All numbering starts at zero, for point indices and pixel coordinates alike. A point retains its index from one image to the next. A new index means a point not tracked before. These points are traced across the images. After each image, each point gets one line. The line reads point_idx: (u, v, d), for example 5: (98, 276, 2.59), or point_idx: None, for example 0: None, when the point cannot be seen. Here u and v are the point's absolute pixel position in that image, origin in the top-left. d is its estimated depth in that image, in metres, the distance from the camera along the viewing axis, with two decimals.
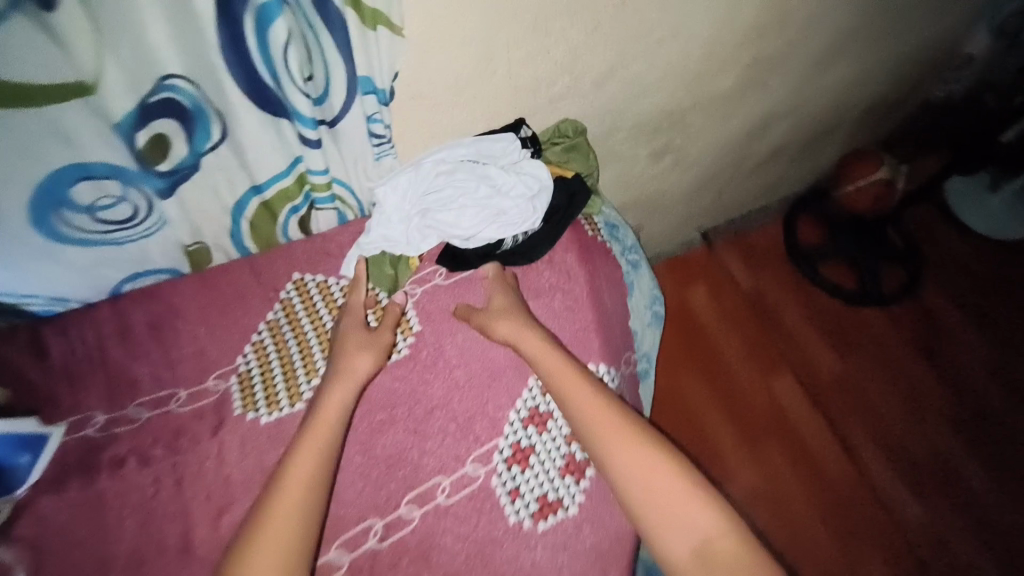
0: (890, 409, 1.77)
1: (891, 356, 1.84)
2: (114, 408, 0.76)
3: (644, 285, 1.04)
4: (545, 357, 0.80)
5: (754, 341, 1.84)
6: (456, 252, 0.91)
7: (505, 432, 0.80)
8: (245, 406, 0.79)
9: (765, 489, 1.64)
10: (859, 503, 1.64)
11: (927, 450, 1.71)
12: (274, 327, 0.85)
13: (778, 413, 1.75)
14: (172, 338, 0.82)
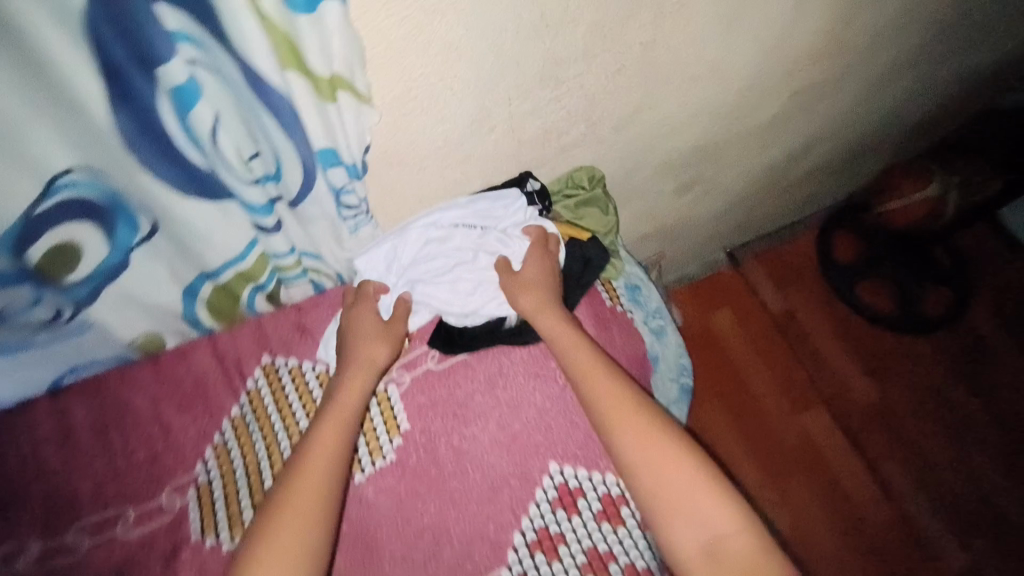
0: (948, 458, 1.52)
1: (937, 388, 1.60)
2: (50, 535, 0.66)
3: (670, 354, 0.90)
4: (571, 346, 0.72)
5: (784, 368, 1.62)
6: (450, 332, 0.78)
7: (509, 561, 0.68)
8: (205, 530, 0.67)
9: (803, 546, 1.40)
10: (913, 570, 1.39)
11: (979, 498, 1.47)
12: (239, 426, 0.73)
13: (817, 456, 1.51)
14: (120, 442, 0.71)
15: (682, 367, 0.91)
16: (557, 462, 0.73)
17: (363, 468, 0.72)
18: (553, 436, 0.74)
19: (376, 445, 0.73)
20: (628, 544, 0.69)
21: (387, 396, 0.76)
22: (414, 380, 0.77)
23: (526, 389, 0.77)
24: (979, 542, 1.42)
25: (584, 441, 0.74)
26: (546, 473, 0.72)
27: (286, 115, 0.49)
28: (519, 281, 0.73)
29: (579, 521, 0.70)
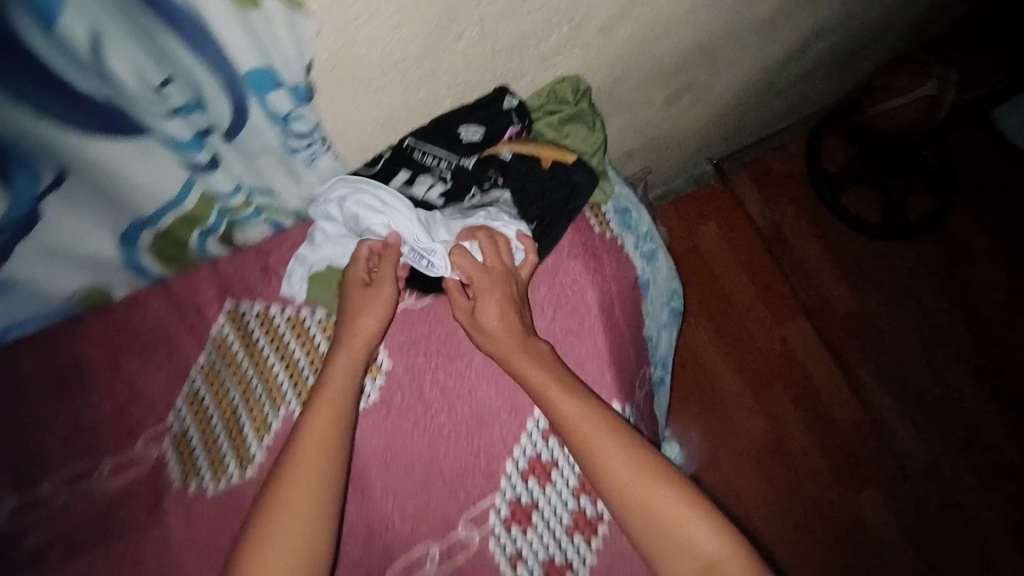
0: (920, 359, 1.57)
1: (914, 291, 1.62)
2: (27, 489, 0.64)
3: (661, 278, 0.86)
4: (535, 376, 0.63)
5: (766, 281, 1.59)
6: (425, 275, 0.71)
7: (502, 487, 0.68)
8: (186, 477, 0.66)
9: (772, 451, 1.47)
10: (873, 461, 1.48)
11: (941, 391, 1.55)
12: (209, 373, 0.69)
13: (796, 366, 1.54)
14: (83, 395, 0.67)
15: (672, 292, 0.89)
16: None
17: None
18: None
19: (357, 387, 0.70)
20: None
21: None
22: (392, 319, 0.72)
23: None
24: (935, 430, 1.52)
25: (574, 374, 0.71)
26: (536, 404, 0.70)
27: (191, 22, 0.43)
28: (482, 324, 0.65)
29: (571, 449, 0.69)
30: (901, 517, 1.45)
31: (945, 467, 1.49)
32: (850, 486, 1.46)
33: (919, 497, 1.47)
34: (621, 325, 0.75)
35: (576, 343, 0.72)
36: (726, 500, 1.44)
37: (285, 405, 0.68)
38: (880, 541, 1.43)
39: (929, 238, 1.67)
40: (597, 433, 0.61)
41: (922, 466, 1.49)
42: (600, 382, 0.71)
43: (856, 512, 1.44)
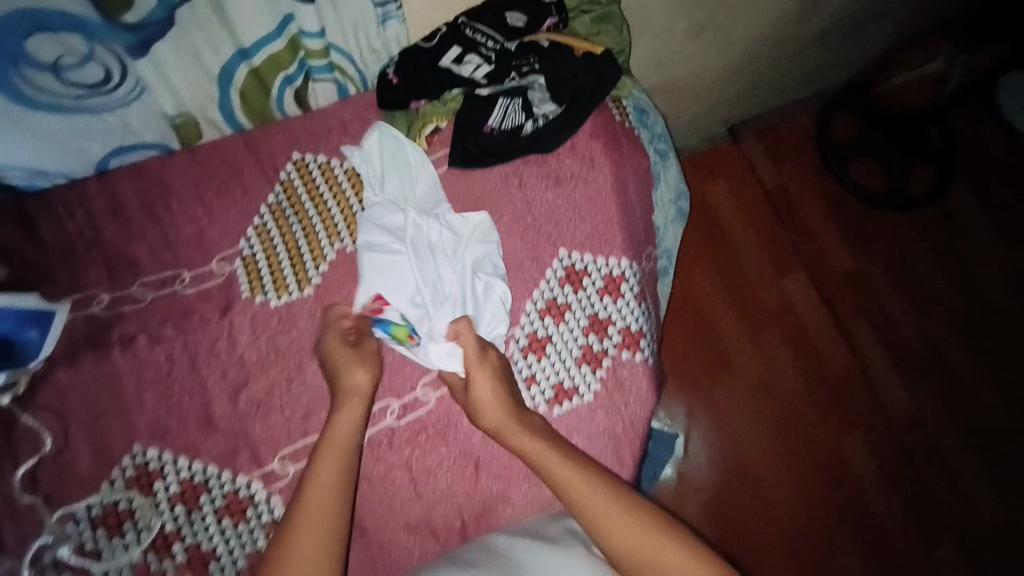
0: (910, 320, 1.65)
1: (908, 255, 1.70)
2: (117, 287, 0.74)
3: (671, 177, 0.96)
4: (521, 438, 0.68)
5: (770, 238, 1.68)
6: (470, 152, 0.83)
7: (521, 322, 0.79)
8: (253, 290, 0.76)
9: (765, 391, 1.56)
10: (860, 408, 1.57)
11: (925, 347, 1.63)
12: (275, 210, 0.79)
13: (793, 318, 1.62)
14: (169, 217, 0.77)
15: (680, 192, 0.98)
16: (565, 249, 0.82)
17: None
18: (562, 228, 0.83)
19: None
20: (624, 311, 0.80)
21: None
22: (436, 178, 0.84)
23: (539, 189, 0.84)
24: (919, 383, 1.60)
25: (589, 235, 0.83)
26: (556, 257, 0.81)
27: None
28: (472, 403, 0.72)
29: (583, 295, 0.80)
30: (884, 463, 1.52)
31: (926, 417, 1.57)
32: (837, 430, 1.55)
33: (901, 444, 1.54)
34: (633, 201, 0.85)
35: (592, 209, 0.84)
36: (720, 432, 1.52)
37: (340, 241, 0.79)
38: (863, 482, 1.51)
39: (928, 210, 1.74)
40: (593, 495, 0.63)
41: (906, 419, 1.56)
42: (611, 243, 0.82)
43: (842, 452, 1.52)
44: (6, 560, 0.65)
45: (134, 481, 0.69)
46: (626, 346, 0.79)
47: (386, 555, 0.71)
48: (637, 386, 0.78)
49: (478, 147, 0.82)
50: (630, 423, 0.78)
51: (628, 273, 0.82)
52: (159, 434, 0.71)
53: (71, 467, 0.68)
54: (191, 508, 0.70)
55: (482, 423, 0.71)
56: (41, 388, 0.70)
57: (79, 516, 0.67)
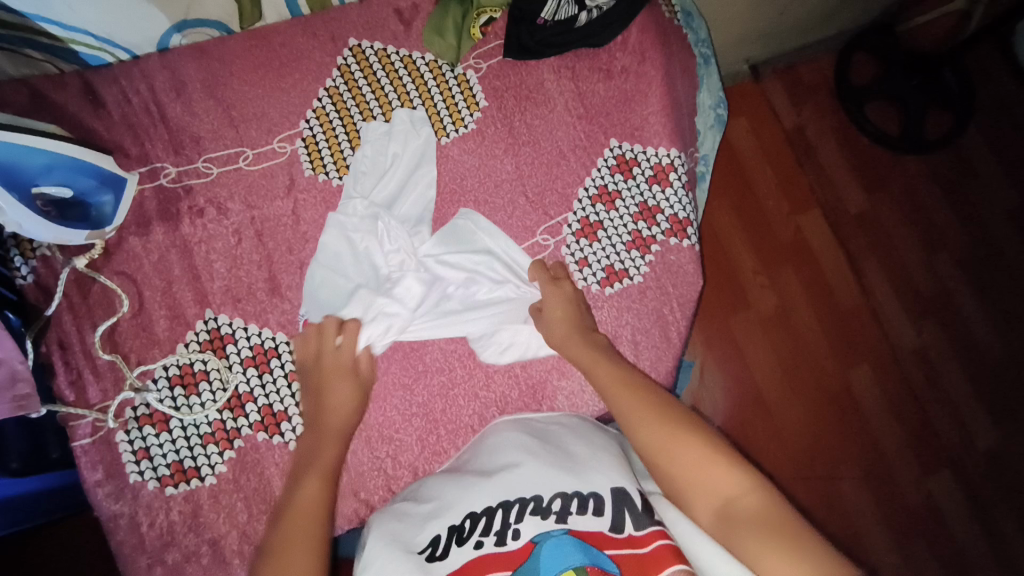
0: (920, 257, 1.46)
1: (918, 198, 1.49)
2: (183, 161, 0.76)
3: (711, 83, 0.93)
4: (592, 361, 0.69)
5: (788, 173, 1.47)
6: (525, 43, 0.83)
7: (574, 208, 0.81)
8: (315, 170, 0.78)
9: (775, 326, 1.37)
10: (873, 344, 1.39)
11: (934, 285, 1.45)
12: (334, 94, 0.81)
13: (807, 253, 1.42)
14: (231, 98, 0.79)
15: (719, 100, 0.93)
16: (617, 139, 0.84)
17: (448, 134, 0.82)
18: (614, 118, 0.84)
19: (459, 117, 0.82)
20: (673, 200, 0.82)
21: (466, 78, 0.84)
22: (491, 68, 0.84)
23: (591, 82, 0.85)
24: (931, 322, 1.43)
25: (637, 125, 0.84)
26: (607, 146, 0.83)
27: None
28: (547, 313, 0.74)
29: (633, 182, 0.82)
30: (898, 409, 1.36)
31: (936, 358, 1.41)
32: (845, 371, 1.36)
33: (913, 390, 1.38)
34: (680, 96, 0.87)
35: (642, 102, 0.85)
36: (732, 364, 1.34)
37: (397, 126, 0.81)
38: (873, 426, 1.34)
39: (944, 156, 1.52)
40: (626, 394, 0.64)
41: (915, 353, 1.40)
42: (660, 134, 0.84)
43: (850, 384, 1.35)
44: (90, 412, 0.68)
45: (207, 344, 0.72)
46: (673, 233, 0.81)
47: (448, 419, 0.74)
48: (684, 268, 0.80)
49: (534, 38, 0.83)
50: (677, 303, 0.80)
51: (677, 163, 0.84)
52: (229, 301, 0.73)
53: (148, 328, 0.71)
54: (263, 372, 0.72)
55: (544, 330, 0.73)
56: (116, 253, 0.73)
57: (158, 374, 0.70)
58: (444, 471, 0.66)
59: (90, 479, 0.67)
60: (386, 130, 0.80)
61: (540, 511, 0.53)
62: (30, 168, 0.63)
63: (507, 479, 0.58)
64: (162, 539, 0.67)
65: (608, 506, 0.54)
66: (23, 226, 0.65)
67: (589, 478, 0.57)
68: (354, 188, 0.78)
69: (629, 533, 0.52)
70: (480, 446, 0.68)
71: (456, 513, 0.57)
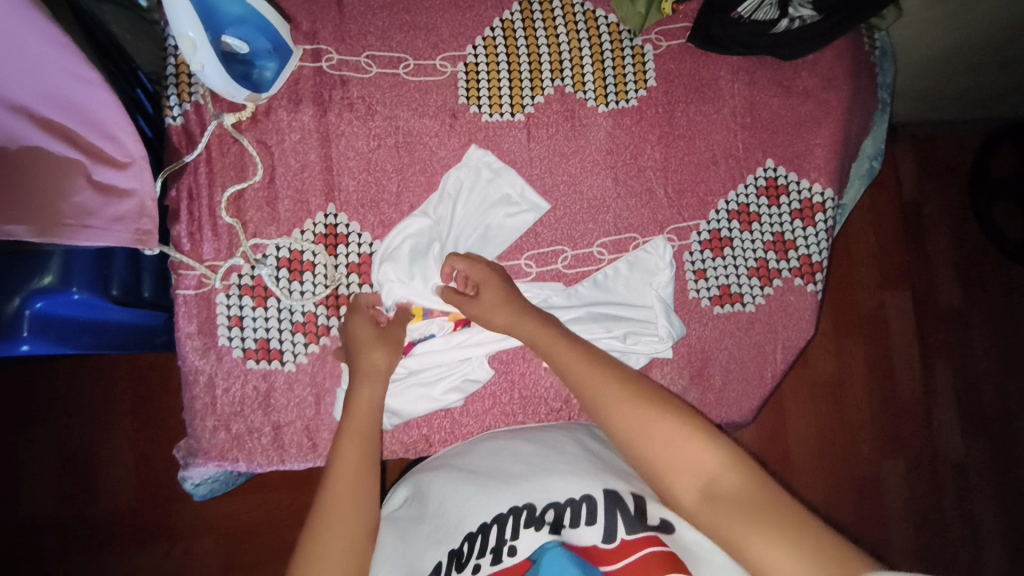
0: (997, 369, 1.24)
1: (1018, 311, 1.26)
2: (347, 51, 0.75)
3: (879, 131, 0.85)
4: (549, 343, 0.61)
5: (885, 249, 1.25)
6: (715, 35, 0.79)
7: (708, 217, 0.78)
8: (469, 100, 0.76)
9: (826, 395, 1.19)
10: (916, 444, 1.21)
11: (998, 405, 1.23)
12: (507, 27, 0.78)
13: (882, 334, 1.22)
14: (408, 1, 0.77)
15: (879, 151, 0.85)
16: (774, 161, 0.79)
17: (607, 104, 0.78)
18: (778, 138, 0.80)
19: (624, 89, 0.79)
20: (811, 240, 0.79)
21: (643, 51, 0.80)
22: (670, 49, 0.80)
23: (766, 94, 0.81)
24: (981, 442, 1.22)
25: (799, 151, 0.80)
26: (760, 165, 0.79)
27: None
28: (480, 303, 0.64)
29: (776, 210, 0.79)
30: (919, 522, 1.19)
31: (974, 484, 1.21)
32: (879, 459, 1.19)
33: (942, 516, 1.20)
34: (851, 136, 0.82)
35: (812, 130, 0.81)
36: (769, 414, 1.17)
37: (561, 80, 0.78)
38: (886, 524, 1.18)
39: None
40: (594, 371, 0.58)
41: (955, 468, 1.21)
42: (819, 169, 0.80)
43: (878, 474, 1.18)
44: (199, 266, 0.70)
45: (321, 238, 0.72)
46: (800, 274, 0.78)
47: (525, 384, 0.73)
48: (799, 312, 0.78)
49: (726, 32, 0.78)
50: (779, 344, 0.77)
51: (827, 203, 0.80)
52: (352, 203, 0.73)
53: (272, 204, 0.72)
54: (364, 282, 0.72)
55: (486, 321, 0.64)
56: (261, 121, 0.73)
57: (269, 252, 0.71)
58: (445, 470, 0.62)
59: (183, 330, 0.69)
60: (490, 174, 0.75)
61: (533, 524, 0.51)
62: (225, 15, 0.65)
63: (502, 484, 0.56)
64: (233, 408, 0.69)
65: (600, 511, 0.51)
66: (205, 70, 0.65)
67: (581, 480, 0.55)
68: (449, 185, 0.74)
69: (619, 540, 0.49)
70: (473, 447, 0.66)
71: (456, 534, 0.54)
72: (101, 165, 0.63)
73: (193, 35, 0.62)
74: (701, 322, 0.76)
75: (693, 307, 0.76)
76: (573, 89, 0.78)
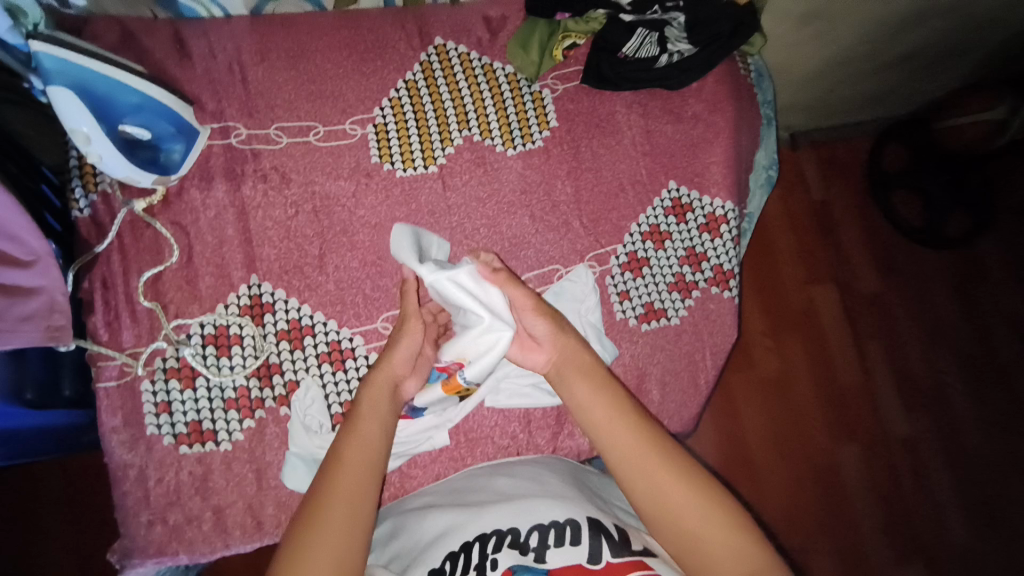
0: (923, 344, 1.33)
1: (931, 288, 1.36)
2: (256, 125, 0.77)
3: (770, 142, 0.93)
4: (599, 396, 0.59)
5: (804, 248, 1.34)
6: (605, 74, 0.85)
7: (625, 241, 0.82)
8: (382, 158, 0.79)
9: (772, 392, 1.24)
10: (866, 425, 1.26)
11: (931, 378, 1.31)
12: (411, 86, 0.82)
13: (815, 327, 1.30)
14: (312, 72, 0.80)
15: (773, 161, 0.93)
16: (676, 182, 0.85)
17: (515, 147, 0.83)
18: (676, 161, 0.86)
19: (528, 132, 0.83)
20: (720, 250, 0.84)
21: (542, 95, 0.85)
22: (567, 91, 0.86)
23: (660, 122, 0.87)
24: (923, 415, 1.29)
25: (696, 171, 0.86)
26: (664, 187, 0.85)
27: None
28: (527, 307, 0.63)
29: (685, 227, 0.84)
30: (882, 502, 1.23)
31: (925, 456, 1.27)
32: (835, 446, 1.24)
33: (901, 491, 1.24)
34: (742, 150, 0.89)
35: (706, 149, 0.87)
36: (726, 419, 1.21)
37: (468, 130, 0.82)
38: (852, 509, 1.21)
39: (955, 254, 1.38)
40: (638, 436, 0.56)
41: (905, 445, 1.27)
42: (718, 184, 0.86)
43: (835, 461, 1.23)
44: (120, 355, 0.68)
45: (247, 309, 0.72)
46: (716, 282, 0.83)
47: (469, 427, 0.74)
48: (721, 319, 0.82)
49: (614, 71, 0.84)
50: (708, 351, 0.81)
51: (730, 214, 0.86)
52: (276, 270, 0.73)
53: (192, 282, 0.72)
54: (295, 348, 0.71)
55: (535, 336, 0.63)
56: (173, 202, 0.73)
57: (193, 331, 0.70)
58: (423, 505, 0.63)
59: (106, 424, 0.66)
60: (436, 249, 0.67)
61: (518, 546, 0.52)
62: (121, 105, 0.66)
63: (489, 507, 0.57)
64: (168, 499, 0.66)
65: (585, 533, 0.53)
66: (104, 160, 0.67)
67: (565, 506, 0.56)
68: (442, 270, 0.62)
69: (606, 563, 0.51)
70: (450, 485, 0.67)
71: (434, 554, 0.54)
72: (4, 266, 0.61)
73: (87, 129, 0.63)
74: (631, 340, 0.79)
75: (621, 327, 0.79)
76: (481, 137, 0.82)
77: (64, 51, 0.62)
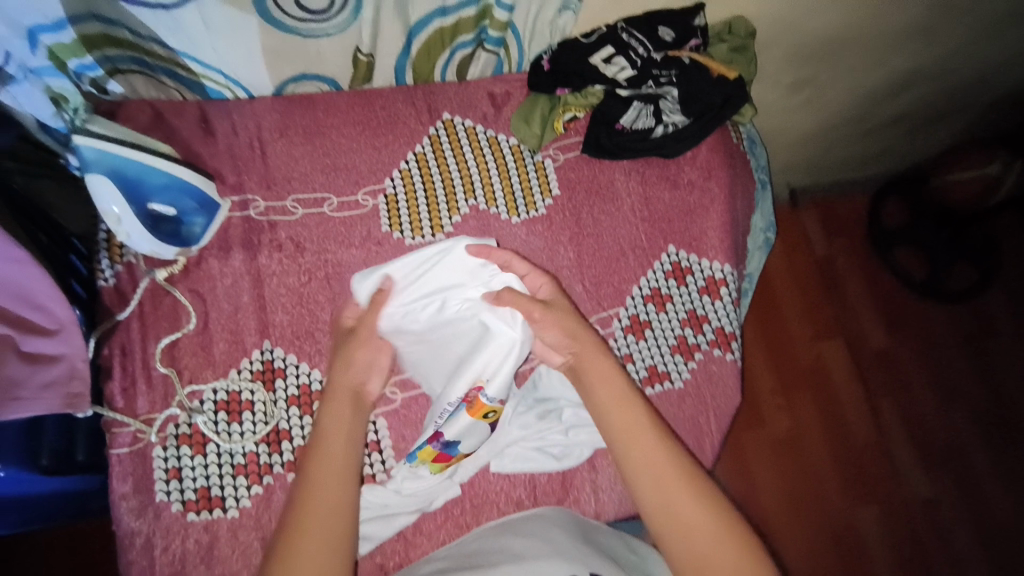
0: (934, 399, 1.32)
1: (939, 342, 1.36)
2: (273, 197, 0.81)
3: (765, 206, 0.97)
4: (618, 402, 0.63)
5: (807, 302, 1.35)
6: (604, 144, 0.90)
7: (626, 304, 0.84)
8: (392, 227, 0.83)
9: (782, 450, 1.23)
10: (880, 484, 1.24)
11: (945, 433, 1.30)
12: (421, 159, 0.87)
13: (823, 382, 1.29)
14: (327, 146, 0.85)
15: (770, 224, 0.97)
16: (675, 246, 0.88)
17: (519, 214, 0.86)
18: (674, 226, 0.89)
19: (532, 200, 0.87)
20: (721, 312, 0.86)
21: (544, 165, 0.90)
22: (568, 160, 0.91)
23: (657, 189, 0.91)
24: (940, 473, 1.26)
25: (694, 235, 0.89)
26: (664, 251, 0.88)
27: None
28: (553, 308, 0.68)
29: (685, 289, 0.86)
30: (904, 566, 1.19)
31: (945, 517, 1.24)
32: (849, 506, 1.21)
33: (923, 554, 1.21)
34: (738, 215, 0.92)
35: (704, 215, 0.91)
36: (736, 478, 1.20)
37: (474, 199, 0.86)
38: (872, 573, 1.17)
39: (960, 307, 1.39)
40: (653, 445, 0.61)
41: (924, 505, 1.24)
42: (716, 248, 0.89)
43: (852, 522, 1.20)
44: (134, 422, 0.70)
45: (259, 374, 0.74)
46: (718, 344, 0.84)
47: (475, 492, 0.74)
48: (724, 380, 0.83)
49: (613, 142, 0.89)
50: (712, 413, 0.82)
51: (729, 277, 0.88)
52: (288, 336, 0.76)
53: (206, 348, 0.74)
54: (304, 413, 0.73)
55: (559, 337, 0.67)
56: (193, 271, 0.77)
57: (206, 396, 0.72)
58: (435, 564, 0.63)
59: (117, 491, 0.67)
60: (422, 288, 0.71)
61: None
62: (150, 185, 0.71)
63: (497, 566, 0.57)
64: (173, 568, 0.66)
65: None
66: (131, 237, 0.73)
67: (569, 567, 0.56)
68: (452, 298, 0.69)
69: None
70: (461, 546, 0.66)
71: None
72: (31, 336, 0.65)
73: (116, 209, 0.70)
74: None
75: None
76: (487, 205, 0.86)
77: (103, 143, 0.68)
